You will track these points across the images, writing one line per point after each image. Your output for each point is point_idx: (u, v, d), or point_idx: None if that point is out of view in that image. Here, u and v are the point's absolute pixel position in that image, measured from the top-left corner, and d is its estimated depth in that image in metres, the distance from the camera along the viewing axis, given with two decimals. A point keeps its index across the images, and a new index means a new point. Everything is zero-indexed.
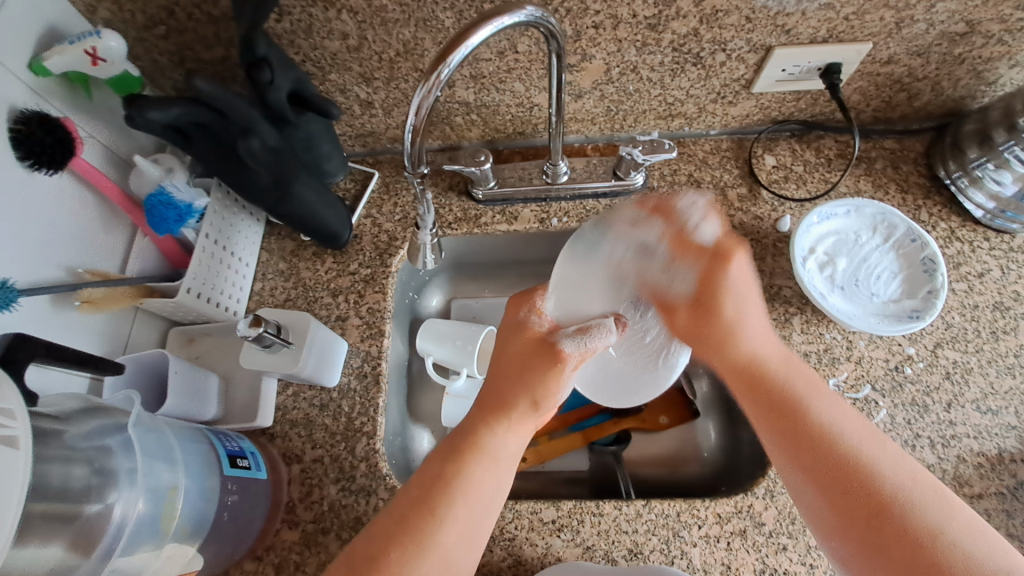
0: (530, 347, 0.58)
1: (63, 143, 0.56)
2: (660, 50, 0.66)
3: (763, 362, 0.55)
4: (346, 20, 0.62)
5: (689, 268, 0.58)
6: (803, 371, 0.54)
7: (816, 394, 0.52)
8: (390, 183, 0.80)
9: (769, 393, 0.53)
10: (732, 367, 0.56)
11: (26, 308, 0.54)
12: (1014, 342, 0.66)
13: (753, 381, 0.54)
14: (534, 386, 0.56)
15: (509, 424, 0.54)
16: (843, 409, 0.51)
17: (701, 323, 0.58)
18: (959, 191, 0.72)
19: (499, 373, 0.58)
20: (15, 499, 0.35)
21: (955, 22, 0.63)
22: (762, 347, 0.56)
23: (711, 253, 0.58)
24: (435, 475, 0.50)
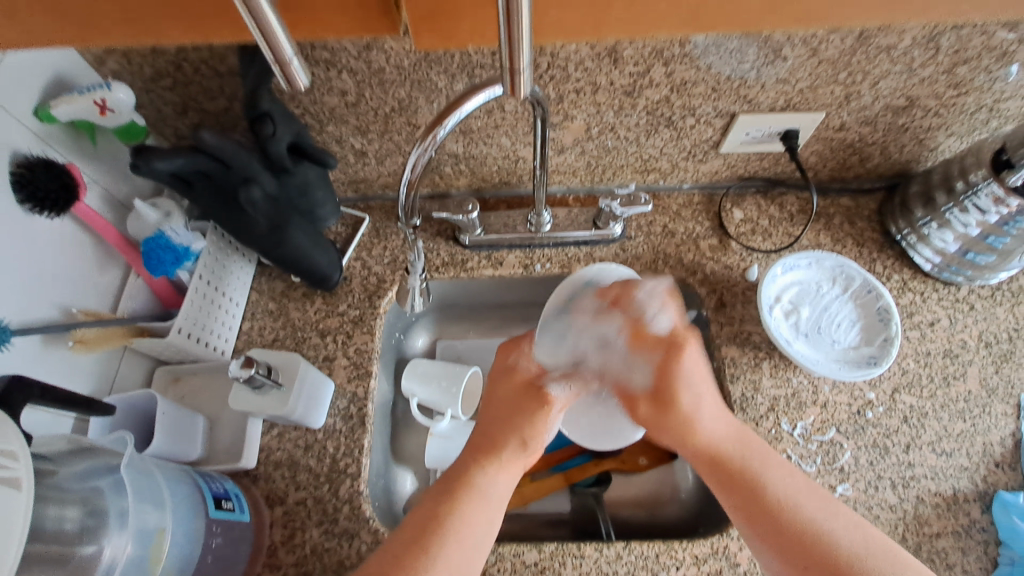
0: (519, 392, 0.63)
1: (67, 189, 0.59)
2: (635, 113, 0.72)
3: (721, 445, 0.58)
4: (346, 79, 0.66)
5: (662, 327, 0.63)
6: (758, 442, 0.58)
7: (767, 464, 0.56)
8: (380, 227, 0.83)
9: (728, 465, 0.56)
10: (696, 453, 0.58)
11: (17, 348, 0.55)
12: (963, 387, 0.71)
13: (714, 464, 0.57)
14: (522, 426, 0.61)
15: (500, 462, 0.58)
16: (796, 481, 0.55)
17: (663, 418, 0.61)
18: (909, 246, 0.79)
19: (490, 416, 0.62)
20: (16, 539, 0.35)
21: (897, 97, 0.70)
22: (716, 428, 0.59)
23: (666, 344, 0.62)
24: (430, 512, 0.52)
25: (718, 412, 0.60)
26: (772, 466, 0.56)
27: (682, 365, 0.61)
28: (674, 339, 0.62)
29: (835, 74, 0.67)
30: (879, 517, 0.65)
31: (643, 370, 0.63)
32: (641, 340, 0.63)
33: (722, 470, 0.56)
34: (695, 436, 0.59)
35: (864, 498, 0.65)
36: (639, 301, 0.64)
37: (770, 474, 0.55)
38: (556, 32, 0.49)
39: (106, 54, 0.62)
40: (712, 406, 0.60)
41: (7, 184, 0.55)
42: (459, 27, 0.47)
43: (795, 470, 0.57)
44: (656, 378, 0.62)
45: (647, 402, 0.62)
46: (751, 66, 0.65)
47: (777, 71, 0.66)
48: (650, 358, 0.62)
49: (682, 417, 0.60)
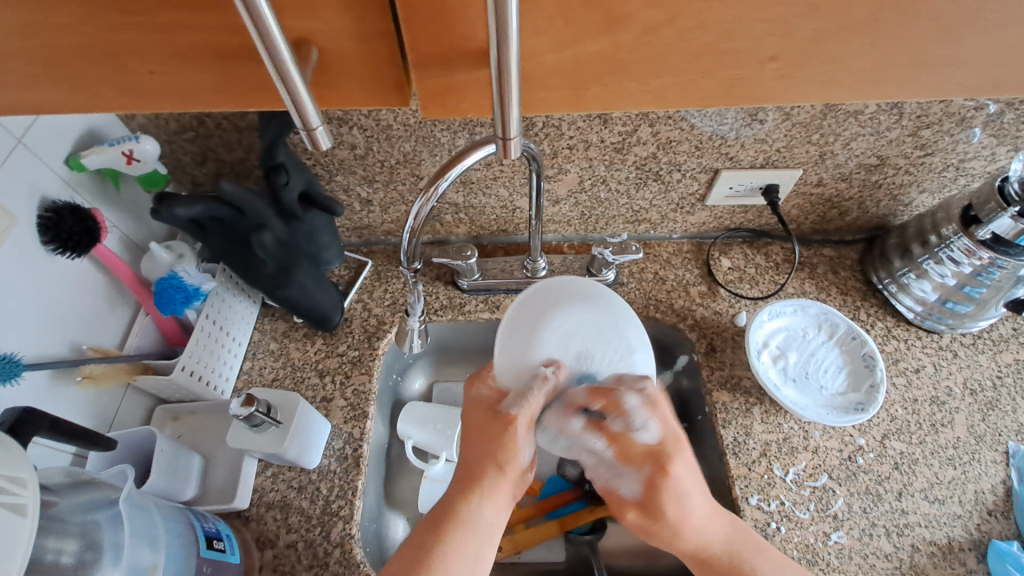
0: (485, 416, 0.57)
1: (90, 232, 0.62)
2: (625, 168, 0.76)
3: (713, 539, 0.57)
4: (356, 134, 0.71)
5: (648, 438, 0.55)
6: (743, 533, 0.59)
7: (760, 559, 0.58)
8: (382, 271, 0.86)
9: (716, 567, 0.57)
10: (686, 554, 0.57)
11: (25, 383, 0.57)
12: (952, 434, 0.72)
13: (707, 568, 0.57)
14: (493, 452, 0.56)
15: (482, 492, 0.55)
16: (780, 569, 0.58)
17: (655, 511, 0.56)
18: (890, 295, 0.82)
19: (464, 441, 0.58)
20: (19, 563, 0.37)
21: (868, 156, 0.76)
22: (709, 519, 0.58)
23: (665, 442, 0.57)
24: (418, 547, 0.53)
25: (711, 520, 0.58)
26: (756, 555, 0.58)
27: (671, 477, 0.55)
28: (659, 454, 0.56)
29: (808, 136, 0.72)
30: (875, 566, 0.64)
31: (630, 486, 0.56)
32: (623, 463, 0.56)
33: (715, 573, 0.57)
34: (685, 535, 0.56)
35: (859, 546, 0.65)
36: (626, 407, 0.53)
37: (756, 565, 0.57)
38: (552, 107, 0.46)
39: None
40: (691, 474, 0.56)
41: (32, 225, 0.59)
42: (463, 100, 0.45)
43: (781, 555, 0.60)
44: (643, 493, 0.56)
45: (634, 510, 0.57)
46: (730, 127, 0.71)
47: (755, 132, 0.72)
48: (633, 477, 0.56)
49: (664, 527, 0.56)
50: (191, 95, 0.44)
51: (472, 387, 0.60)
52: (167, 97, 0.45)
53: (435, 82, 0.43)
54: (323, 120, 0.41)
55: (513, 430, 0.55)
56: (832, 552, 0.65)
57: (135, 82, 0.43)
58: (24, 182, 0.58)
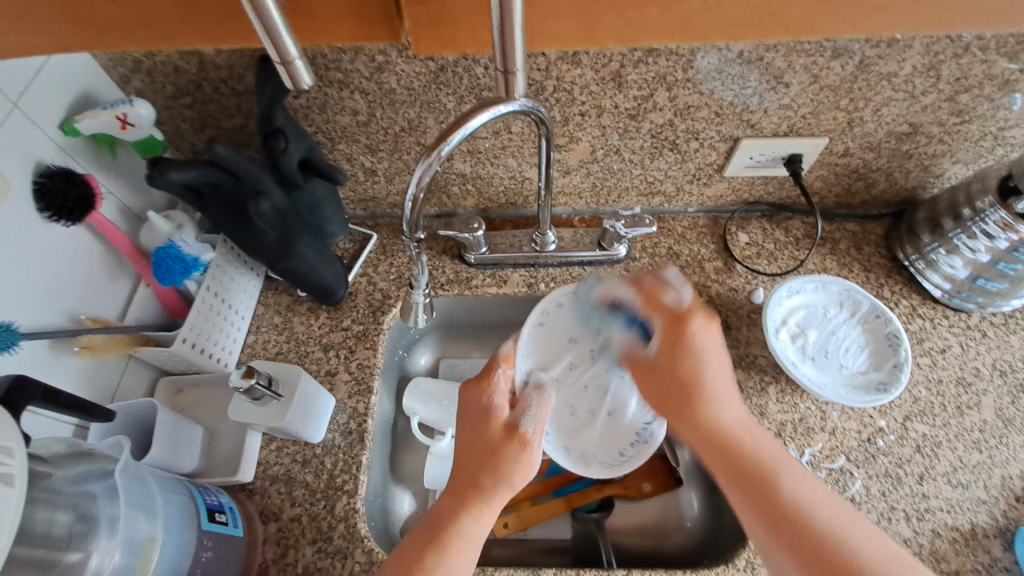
0: (500, 439, 0.57)
1: (84, 199, 0.60)
2: (640, 136, 0.73)
3: (732, 428, 0.57)
4: (358, 99, 0.68)
5: (678, 298, 0.61)
6: (769, 442, 0.56)
7: (792, 472, 0.54)
8: (387, 245, 0.84)
9: (732, 450, 0.55)
10: (704, 429, 0.57)
11: (24, 351, 0.56)
12: (978, 417, 0.69)
13: (720, 445, 0.56)
14: (505, 469, 0.56)
15: (488, 508, 0.54)
16: (805, 489, 0.52)
17: (666, 376, 0.60)
18: (917, 272, 0.78)
19: (468, 456, 0.57)
20: (6, 533, 0.37)
21: (900, 124, 0.71)
22: (728, 413, 0.58)
23: (670, 316, 0.60)
24: (412, 562, 0.50)
25: (719, 411, 0.58)
26: (784, 469, 0.54)
27: (693, 334, 0.59)
28: (680, 311, 0.60)
29: (836, 101, 0.68)
30: None
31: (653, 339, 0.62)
32: (647, 308, 0.62)
33: (726, 463, 0.55)
34: (705, 408, 0.58)
35: None
36: (662, 282, 0.62)
37: (781, 477, 0.53)
38: (549, 42, 0.57)
39: (131, 73, 0.65)
40: (722, 377, 0.59)
41: (28, 192, 0.57)
42: (458, 31, 0.55)
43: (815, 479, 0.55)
44: (664, 347, 0.60)
45: (650, 365, 0.61)
46: (753, 91, 0.67)
47: (780, 97, 0.67)
48: (658, 324, 0.61)
49: (688, 379, 0.59)
50: (157, 29, 0.55)
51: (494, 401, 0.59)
52: (136, 33, 0.55)
53: (430, 10, 0.53)
54: (302, 56, 0.44)
55: (529, 450, 0.57)
56: None
57: (103, 17, 0.53)
58: (18, 147, 0.56)
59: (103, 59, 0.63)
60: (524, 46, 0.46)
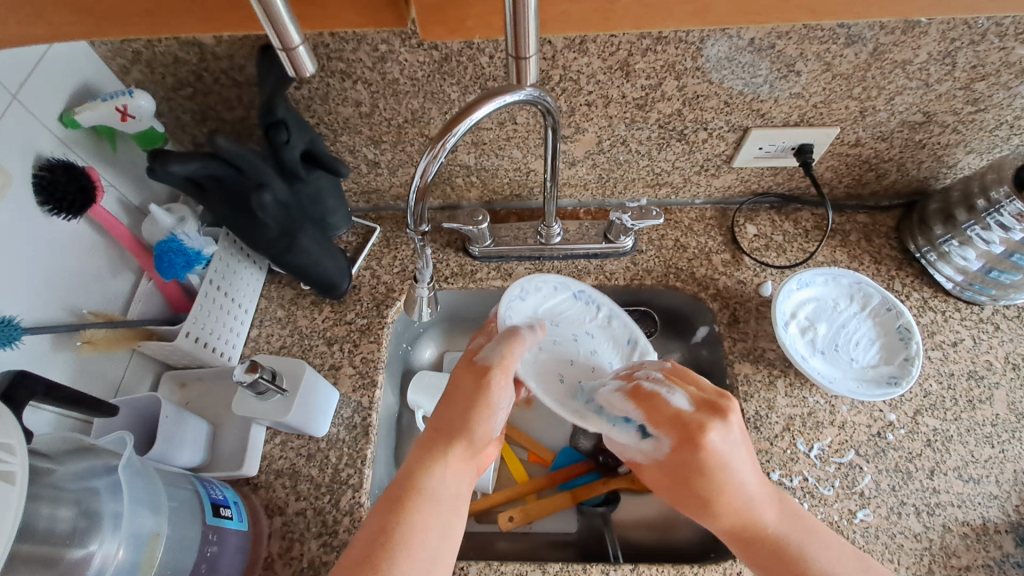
0: (463, 376, 0.57)
1: (85, 192, 0.59)
2: (647, 127, 0.71)
3: (761, 515, 0.53)
4: (360, 90, 0.67)
5: (681, 405, 0.54)
6: (796, 511, 0.55)
7: (813, 538, 0.54)
8: (391, 237, 0.83)
9: (767, 543, 0.53)
10: (735, 527, 0.54)
11: (26, 346, 0.56)
12: (990, 411, 0.69)
13: (745, 542, 0.54)
14: (464, 411, 0.55)
15: (449, 457, 0.54)
16: (831, 555, 0.53)
17: (684, 487, 0.54)
18: (929, 264, 0.76)
19: (438, 404, 0.57)
20: (7, 530, 0.36)
21: (914, 113, 0.69)
22: (755, 497, 0.53)
23: (681, 429, 0.52)
24: (378, 527, 0.49)
25: (748, 504, 0.53)
26: (809, 538, 0.53)
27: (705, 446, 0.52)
28: (704, 411, 0.53)
29: (849, 89, 0.66)
30: (903, 546, 0.62)
31: (659, 450, 0.54)
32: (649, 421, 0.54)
33: (767, 562, 0.53)
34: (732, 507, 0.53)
35: (887, 526, 0.63)
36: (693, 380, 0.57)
37: (811, 550, 0.53)
38: (563, 28, 0.57)
39: (130, 63, 0.64)
40: (748, 475, 0.53)
41: (28, 186, 0.56)
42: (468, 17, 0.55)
43: (835, 537, 0.55)
44: (671, 456, 0.54)
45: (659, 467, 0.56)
46: (763, 80, 0.65)
47: (791, 86, 0.66)
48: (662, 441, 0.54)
49: (710, 488, 0.53)
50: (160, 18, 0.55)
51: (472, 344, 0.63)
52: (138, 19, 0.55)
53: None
54: (304, 42, 0.44)
55: (489, 385, 0.55)
56: (857, 531, 0.62)
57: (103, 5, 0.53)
58: (18, 139, 0.55)
59: (101, 50, 0.62)
60: (537, 29, 0.46)
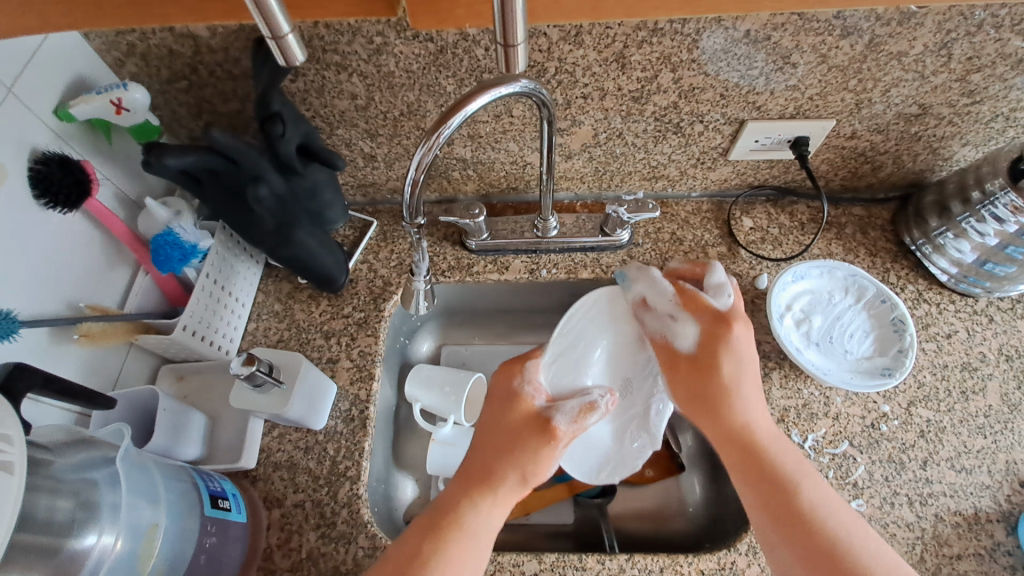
0: (522, 423, 0.59)
1: (80, 184, 0.60)
2: (643, 120, 0.71)
3: (754, 430, 0.59)
4: (355, 83, 0.67)
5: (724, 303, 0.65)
6: (791, 450, 0.58)
7: (807, 478, 0.56)
8: (387, 231, 0.83)
9: (758, 452, 0.57)
10: (732, 435, 0.59)
11: (24, 339, 0.56)
12: (983, 402, 0.69)
13: (745, 453, 0.58)
14: (523, 461, 0.57)
15: (495, 499, 0.56)
16: (823, 498, 0.55)
17: (705, 383, 0.62)
18: (924, 257, 0.77)
19: (486, 444, 0.59)
20: (7, 518, 0.37)
21: (909, 105, 0.69)
22: (755, 418, 0.60)
23: (719, 317, 0.63)
24: (413, 551, 0.51)
25: (744, 423, 0.59)
26: (805, 478, 0.56)
27: (728, 338, 0.62)
28: (728, 313, 0.64)
29: (845, 81, 0.66)
30: (896, 535, 0.62)
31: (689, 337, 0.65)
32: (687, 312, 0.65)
33: (753, 469, 0.57)
34: (733, 409, 0.60)
35: (880, 515, 0.63)
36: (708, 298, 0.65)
37: (803, 485, 0.55)
38: (551, 16, 0.59)
39: (125, 56, 0.64)
40: (751, 391, 0.61)
41: (24, 179, 0.56)
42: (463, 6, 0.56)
43: (837, 496, 0.56)
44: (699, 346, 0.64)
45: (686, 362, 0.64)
46: (759, 72, 0.65)
47: (787, 78, 0.66)
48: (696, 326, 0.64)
49: (719, 384, 0.61)
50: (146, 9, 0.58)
51: (507, 381, 0.62)
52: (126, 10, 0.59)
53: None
54: (293, 30, 0.45)
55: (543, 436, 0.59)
56: None
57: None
58: (13, 133, 0.55)
59: (95, 42, 0.62)
60: (525, 17, 0.46)
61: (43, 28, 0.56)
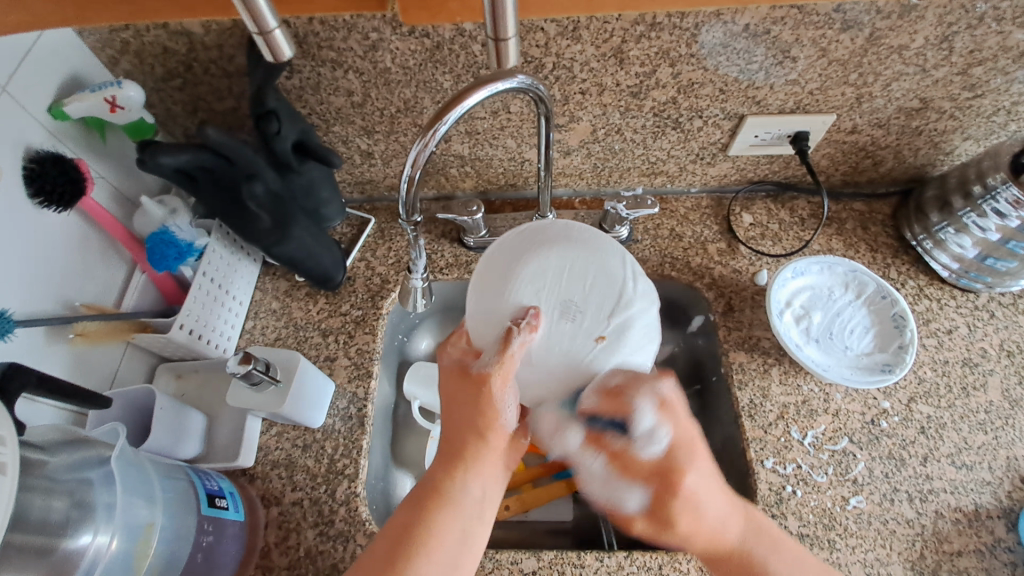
0: (465, 385, 0.55)
1: (75, 183, 0.59)
2: (642, 115, 0.71)
3: (721, 534, 0.55)
4: (351, 79, 0.66)
5: (659, 448, 0.54)
6: (764, 533, 0.56)
7: (777, 551, 0.55)
8: (385, 228, 0.83)
9: (727, 557, 0.55)
10: (698, 547, 0.55)
11: (19, 339, 0.56)
12: (984, 398, 0.69)
13: (720, 557, 0.55)
14: (476, 419, 0.54)
15: (466, 466, 0.53)
16: (795, 569, 0.55)
17: (657, 524, 0.54)
18: (925, 252, 0.76)
19: (447, 413, 0.56)
20: (1, 519, 0.37)
21: (910, 99, 0.69)
22: (720, 524, 0.55)
23: (659, 474, 0.54)
24: (400, 526, 0.50)
25: (711, 531, 0.54)
26: (776, 555, 0.55)
27: (683, 481, 0.53)
28: (669, 461, 0.54)
29: (845, 76, 0.66)
30: (895, 532, 0.62)
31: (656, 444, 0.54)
32: (662, 416, 0.54)
33: (723, 570, 0.55)
34: (698, 530, 0.54)
35: (880, 512, 0.63)
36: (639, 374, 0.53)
37: (772, 564, 0.55)
38: (544, 10, 0.58)
39: (119, 54, 0.64)
40: (711, 490, 0.54)
41: (17, 178, 0.56)
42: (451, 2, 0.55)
43: (796, 544, 0.57)
44: (657, 471, 0.54)
45: (650, 480, 0.54)
46: (759, 67, 0.65)
47: (786, 72, 0.65)
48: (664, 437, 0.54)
49: (682, 527, 0.54)
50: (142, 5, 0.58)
51: (446, 354, 0.58)
52: (120, 8, 0.58)
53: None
54: (281, 26, 0.45)
55: (487, 389, 0.53)
56: (850, 517, 0.63)
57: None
58: (6, 131, 0.55)
59: (89, 40, 0.62)
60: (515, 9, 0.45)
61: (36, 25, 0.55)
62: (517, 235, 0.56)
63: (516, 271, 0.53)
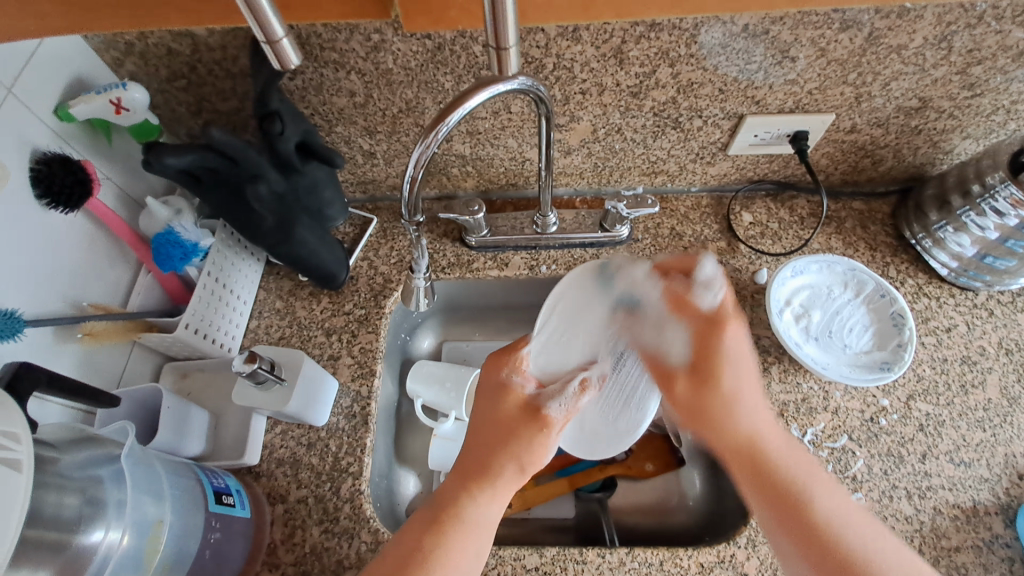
0: (517, 413, 0.60)
1: (81, 184, 0.60)
2: (642, 115, 0.71)
3: (762, 437, 0.57)
4: (354, 80, 0.67)
5: (710, 303, 0.59)
6: (802, 458, 0.56)
7: (813, 480, 0.54)
8: (388, 228, 0.84)
9: (765, 463, 0.55)
10: (733, 443, 0.57)
11: (28, 338, 0.56)
12: (983, 396, 0.69)
13: (753, 464, 0.56)
14: (517, 450, 0.58)
15: (492, 491, 0.56)
16: (832, 499, 0.53)
17: (699, 396, 0.59)
18: (924, 250, 0.77)
19: (480, 438, 0.59)
20: (16, 515, 0.37)
21: (909, 98, 0.69)
22: (759, 425, 0.57)
23: (707, 320, 0.59)
24: (415, 545, 0.51)
25: (748, 431, 0.57)
26: (814, 483, 0.54)
27: (722, 342, 0.59)
28: (715, 315, 0.59)
29: (844, 75, 0.66)
30: (894, 528, 0.63)
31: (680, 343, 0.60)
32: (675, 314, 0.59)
33: (753, 471, 0.55)
34: (736, 419, 0.58)
35: (878, 508, 0.64)
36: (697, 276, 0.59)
37: (810, 488, 0.54)
38: (543, 17, 0.59)
39: (124, 56, 0.64)
40: (751, 396, 0.59)
41: (25, 180, 0.57)
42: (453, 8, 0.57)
43: (841, 488, 0.55)
44: (694, 355, 0.59)
45: (684, 379, 0.60)
46: (758, 67, 0.65)
47: (786, 72, 0.66)
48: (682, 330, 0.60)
49: (721, 395, 0.58)
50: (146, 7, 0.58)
51: (497, 374, 0.62)
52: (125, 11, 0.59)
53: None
54: (287, 34, 0.45)
55: (547, 432, 0.59)
56: None
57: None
58: (14, 133, 0.55)
59: (94, 42, 0.62)
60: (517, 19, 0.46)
61: (42, 28, 0.56)
62: (591, 276, 0.65)
63: (581, 326, 0.63)
